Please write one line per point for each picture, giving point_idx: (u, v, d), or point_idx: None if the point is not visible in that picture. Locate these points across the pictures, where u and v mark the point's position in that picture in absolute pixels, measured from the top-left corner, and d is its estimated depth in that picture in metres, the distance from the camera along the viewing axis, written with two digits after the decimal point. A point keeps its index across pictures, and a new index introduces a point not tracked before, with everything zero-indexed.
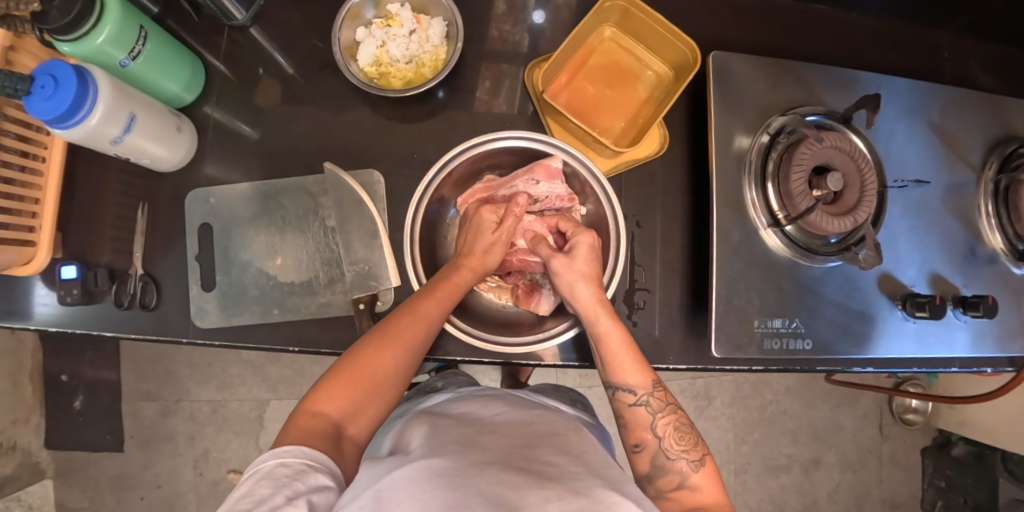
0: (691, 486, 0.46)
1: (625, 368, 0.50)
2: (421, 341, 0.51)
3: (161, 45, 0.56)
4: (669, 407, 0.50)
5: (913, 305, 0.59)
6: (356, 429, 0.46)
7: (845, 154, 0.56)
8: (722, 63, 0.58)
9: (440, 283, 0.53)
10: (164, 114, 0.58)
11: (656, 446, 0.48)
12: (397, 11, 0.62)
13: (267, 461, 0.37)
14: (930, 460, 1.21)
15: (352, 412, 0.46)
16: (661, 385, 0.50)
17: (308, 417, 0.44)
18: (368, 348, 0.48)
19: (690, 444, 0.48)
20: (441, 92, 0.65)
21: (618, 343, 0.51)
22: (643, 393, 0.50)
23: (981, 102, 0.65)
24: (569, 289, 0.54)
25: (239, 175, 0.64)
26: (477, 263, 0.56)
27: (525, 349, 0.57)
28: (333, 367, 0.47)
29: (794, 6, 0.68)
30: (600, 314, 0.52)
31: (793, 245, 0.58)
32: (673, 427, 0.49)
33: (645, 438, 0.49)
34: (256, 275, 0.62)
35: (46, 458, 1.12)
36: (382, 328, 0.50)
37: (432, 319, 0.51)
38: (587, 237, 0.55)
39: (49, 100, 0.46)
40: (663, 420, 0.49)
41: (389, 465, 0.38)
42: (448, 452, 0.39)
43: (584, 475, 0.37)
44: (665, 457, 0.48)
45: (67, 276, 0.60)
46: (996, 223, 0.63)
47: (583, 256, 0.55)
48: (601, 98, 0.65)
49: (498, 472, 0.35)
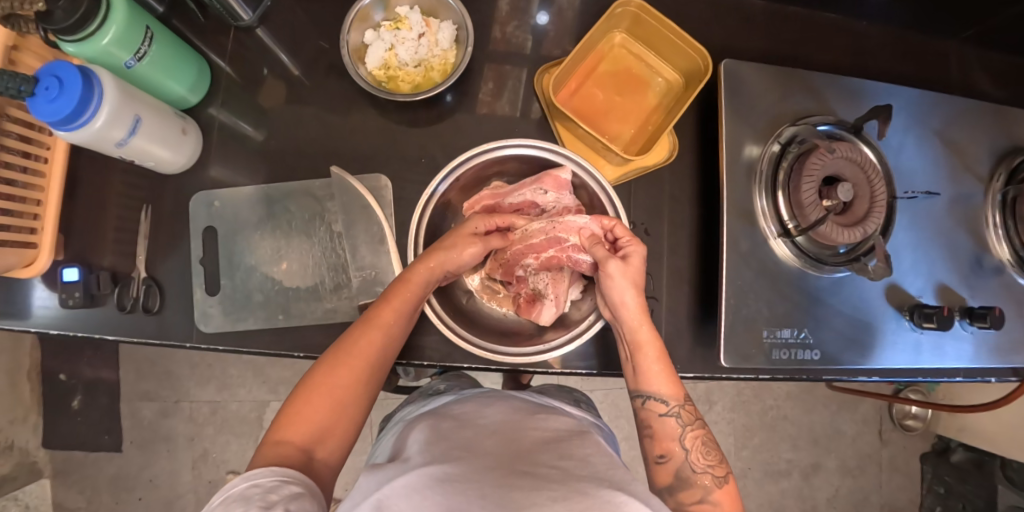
0: (713, 501, 0.46)
1: (659, 381, 0.51)
2: (378, 351, 0.49)
3: (167, 46, 0.55)
4: (697, 422, 0.50)
5: (921, 316, 0.59)
6: (326, 452, 0.45)
7: (855, 165, 0.55)
8: (733, 71, 0.57)
9: (397, 286, 0.51)
10: (169, 116, 0.57)
11: (683, 457, 0.48)
12: (406, 13, 0.61)
13: (238, 485, 0.37)
14: (929, 466, 1.22)
15: (319, 435, 0.45)
16: (691, 400, 0.51)
17: (273, 445, 0.43)
18: (324, 366, 0.47)
19: (716, 460, 0.48)
20: (449, 97, 0.64)
21: (653, 355, 0.51)
22: (674, 405, 0.50)
23: (990, 112, 0.65)
24: (620, 294, 0.52)
25: (244, 176, 0.64)
26: (438, 262, 0.52)
27: (525, 360, 0.56)
28: (295, 391, 0.47)
29: (804, 14, 0.68)
30: (644, 323, 0.52)
31: (803, 255, 0.58)
32: (701, 441, 0.49)
33: (672, 450, 0.49)
34: (261, 280, 0.62)
35: (43, 457, 1.11)
36: (338, 344, 0.49)
37: (391, 326, 0.50)
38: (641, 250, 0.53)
39: (53, 102, 0.45)
40: (692, 433, 0.50)
41: (390, 473, 0.38)
42: (448, 458, 0.38)
43: (590, 478, 0.36)
44: (690, 470, 0.48)
45: (68, 279, 0.59)
46: (1002, 233, 0.63)
47: (636, 263, 0.53)
48: (611, 105, 0.65)
49: (502, 477, 0.35)
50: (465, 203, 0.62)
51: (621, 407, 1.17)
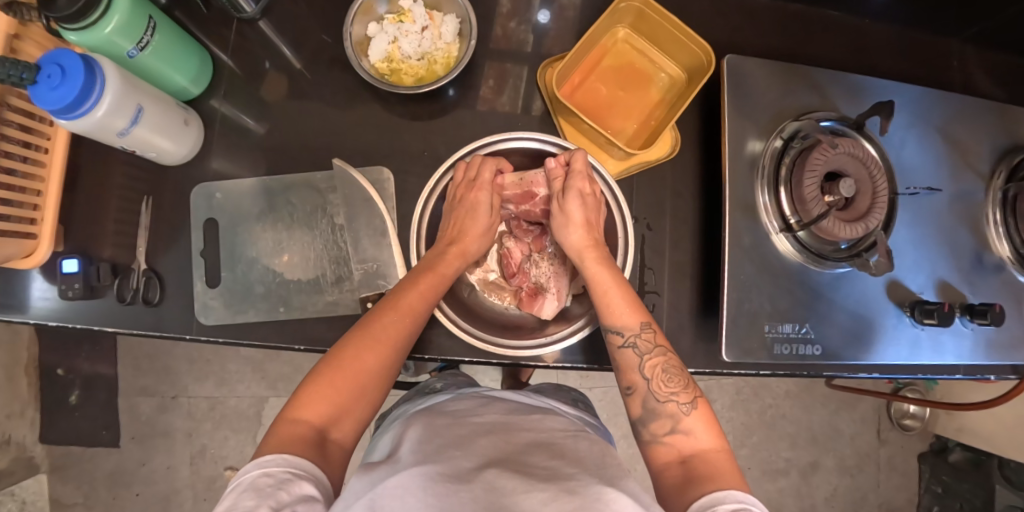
0: (683, 429, 0.45)
1: (614, 311, 0.51)
2: (401, 339, 0.49)
3: (170, 37, 0.55)
4: (658, 349, 0.49)
5: (922, 313, 0.59)
6: (341, 433, 0.44)
7: (858, 161, 0.55)
8: (737, 66, 0.57)
9: (426, 273, 0.53)
10: (171, 106, 0.57)
11: (646, 387, 0.48)
12: (410, 7, 0.61)
13: (250, 472, 0.36)
14: (928, 466, 1.22)
15: (336, 416, 0.44)
16: (651, 327, 0.50)
17: (289, 424, 0.41)
18: (349, 347, 0.46)
19: (681, 386, 0.47)
20: (452, 91, 0.64)
21: (607, 283, 0.52)
22: (630, 335, 0.50)
23: (992, 111, 0.65)
24: (562, 230, 0.57)
25: (245, 169, 0.64)
26: (462, 248, 0.57)
27: (530, 351, 0.56)
28: (316, 370, 0.46)
29: (808, 11, 0.68)
30: (586, 255, 0.55)
31: (804, 251, 0.58)
32: (662, 368, 0.48)
33: (635, 381, 0.48)
34: (262, 272, 0.62)
35: (40, 452, 1.10)
36: (363, 326, 0.48)
37: (417, 312, 0.51)
38: (578, 188, 0.55)
39: (56, 89, 0.44)
40: (652, 361, 0.48)
41: (381, 474, 0.37)
42: (440, 457, 0.37)
43: (581, 475, 0.36)
44: (654, 400, 0.47)
45: (68, 270, 0.59)
46: (1003, 231, 0.63)
47: (575, 208, 0.56)
48: (614, 100, 0.65)
49: (494, 474, 0.35)
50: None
51: (620, 405, 1.17)
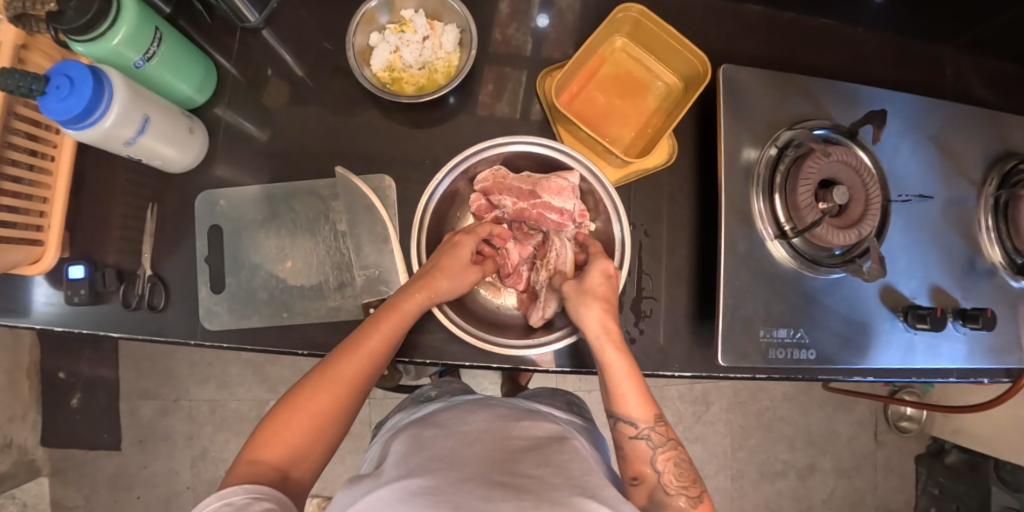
0: None
1: (629, 401, 0.49)
2: (361, 381, 0.49)
3: (175, 46, 0.56)
4: (669, 442, 0.48)
5: (914, 317, 0.60)
6: (301, 472, 0.45)
7: (850, 169, 0.57)
8: (732, 76, 0.58)
9: (388, 311, 0.52)
10: (177, 116, 0.58)
11: (656, 480, 0.47)
12: (411, 17, 0.63)
13: (210, 503, 0.37)
14: (924, 467, 1.24)
15: (296, 457, 0.44)
16: (663, 420, 0.49)
17: (247, 465, 0.42)
18: (305, 391, 0.47)
19: (689, 480, 0.47)
20: (452, 99, 0.65)
21: (623, 373, 0.50)
22: (645, 427, 0.48)
23: (984, 118, 0.66)
24: (580, 311, 0.53)
25: (248, 176, 0.64)
26: (432, 286, 0.54)
27: (514, 350, 0.57)
28: (273, 414, 0.46)
29: (802, 19, 0.69)
30: (608, 338, 0.51)
31: (799, 257, 0.59)
32: (674, 463, 0.47)
33: (644, 472, 0.48)
34: (266, 278, 0.63)
35: (42, 455, 1.11)
36: (320, 369, 0.48)
37: (375, 354, 0.50)
38: (602, 265, 0.56)
39: (64, 101, 0.45)
40: (663, 455, 0.48)
41: (364, 488, 0.39)
42: (425, 470, 0.38)
43: (564, 486, 0.37)
44: (663, 493, 0.46)
45: (74, 276, 0.60)
46: (995, 236, 0.64)
47: (598, 282, 0.55)
48: (611, 107, 0.66)
49: (477, 487, 0.35)
50: (474, 177, 0.64)
51: None
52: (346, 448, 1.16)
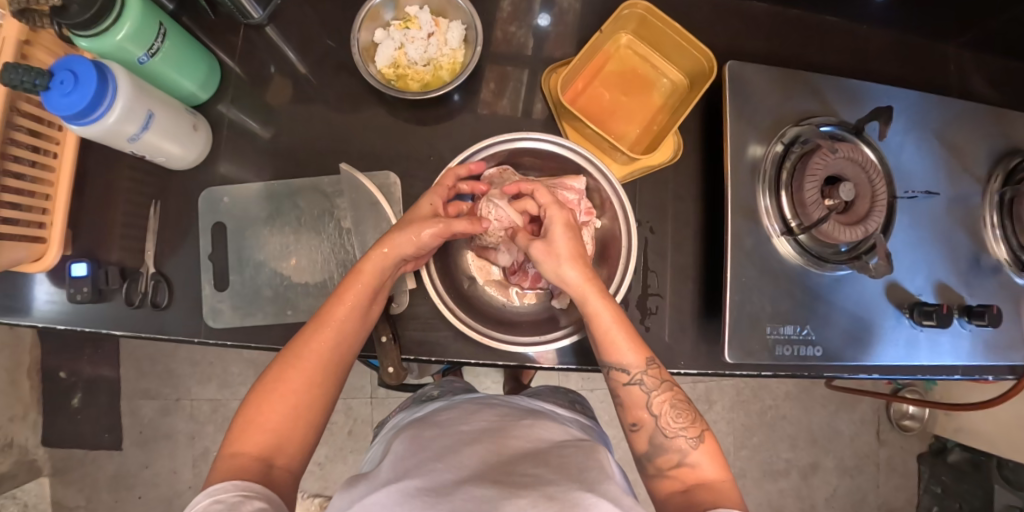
0: (691, 463, 0.45)
1: (619, 350, 0.49)
2: (333, 355, 0.49)
3: (179, 42, 0.55)
4: (664, 384, 0.48)
5: (921, 314, 0.60)
6: (286, 458, 0.44)
7: (857, 165, 0.56)
8: (737, 72, 0.58)
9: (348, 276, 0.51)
10: (181, 112, 0.57)
11: (654, 424, 0.48)
12: (416, 13, 0.63)
13: (200, 501, 0.37)
14: (927, 466, 1.23)
15: (275, 445, 0.44)
16: (656, 363, 0.49)
17: (229, 458, 0.42)
18: (274, 370, 0.47)
19: (688, 421, 0.47)
20: (457, 96, 0.65)
21: (608, 322, 0.49)
22: (637, 372, 0.48)
23: (988, 115, 0.66)
24: (555, 272, 0.51)
25: (252, 173, 0.64)
26: (390, 244, 0.52)
27: (523, 348, 0.58)
28: (249, 398, 0.46)
29: (807, 17, 0.69)
30: (589, 293, 0.50)
31: (805, 253, 0.59)
32: (670, 404, 0.48)
33: (642, 417, 0.48)
34: (271, 275, 0.62)
35: (43, 455, 1.11)
36: (289, 347, 0.48)
37: (344, 323, 0.50)
38: (564, 215, 0.52)
39: (68, 96, 0.45)
40: (660, 398, 0.48)
41: (362, 490, 0.38)
42: (419, 471, 0.38)
43: (561, 481, 0.37)
44: (662, 436, 0.47)
45: (77, 274, 0.59)
46: (1000, 233, 0.64)
47: (561, 238, 0.51)
48: (617, 104, 0.66)
49: (473, 486, 0.35)
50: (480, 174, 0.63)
51: None
52: (348, 447, 1.16)
